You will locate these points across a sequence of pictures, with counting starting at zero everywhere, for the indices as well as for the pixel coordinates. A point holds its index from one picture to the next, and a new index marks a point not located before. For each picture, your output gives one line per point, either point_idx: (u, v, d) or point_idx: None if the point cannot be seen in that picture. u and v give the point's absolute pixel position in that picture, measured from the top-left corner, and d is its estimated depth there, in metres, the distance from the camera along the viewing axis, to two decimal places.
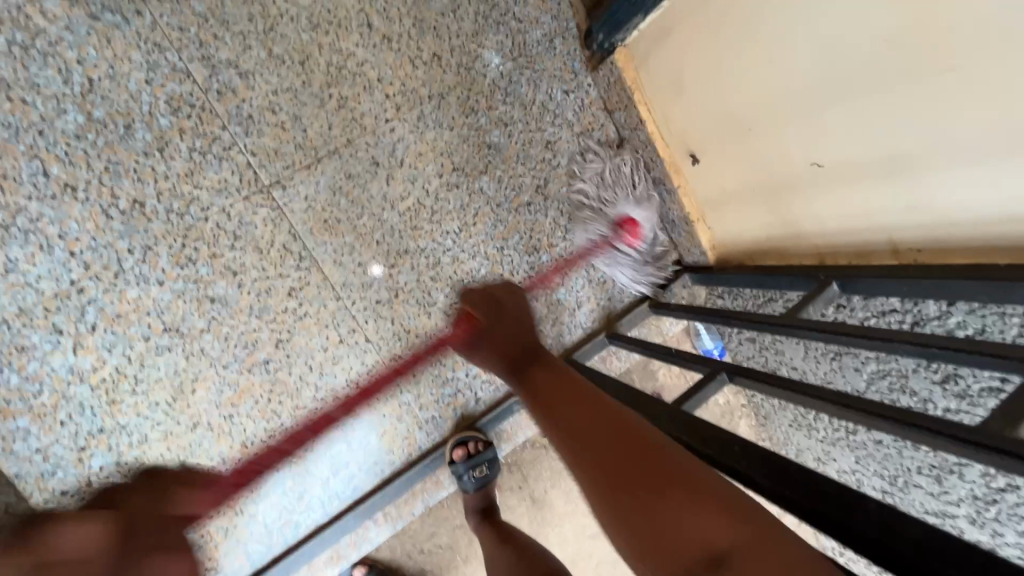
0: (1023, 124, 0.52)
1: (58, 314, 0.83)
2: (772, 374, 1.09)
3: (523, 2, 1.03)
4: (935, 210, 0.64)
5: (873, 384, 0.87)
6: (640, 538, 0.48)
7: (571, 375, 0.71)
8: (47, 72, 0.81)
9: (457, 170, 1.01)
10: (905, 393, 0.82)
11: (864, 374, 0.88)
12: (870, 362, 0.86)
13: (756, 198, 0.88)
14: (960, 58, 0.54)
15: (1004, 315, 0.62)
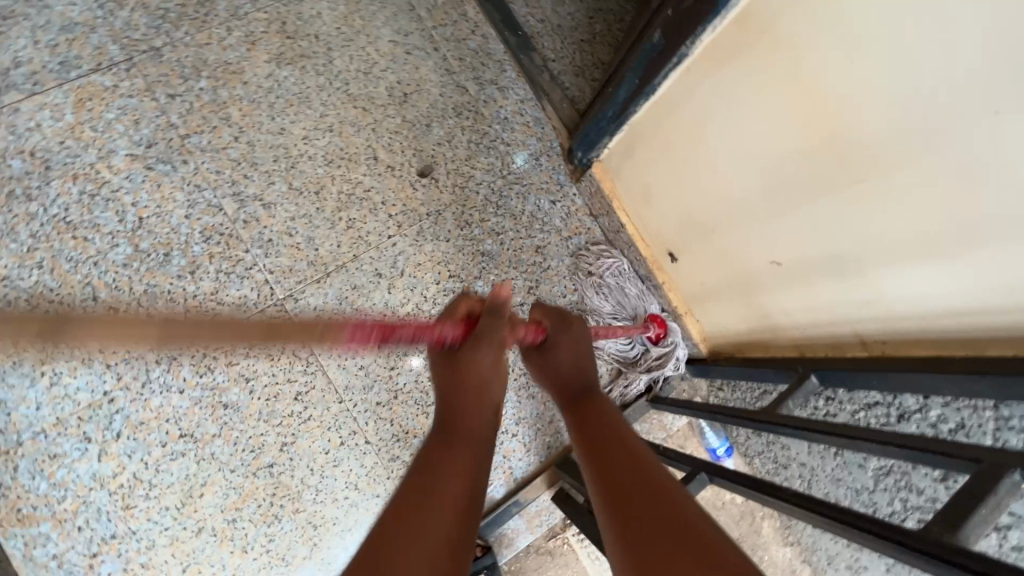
0: (937, 229, 0.57)
1: (90, 423, 0.92)
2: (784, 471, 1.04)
3: (510, 130, 1.18)
4: (887, 306, 0.66)
5: (881, 481, 0.84)
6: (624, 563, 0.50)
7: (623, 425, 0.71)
8: (108, 214, 0.98)
9: (452, 277, 1.10)
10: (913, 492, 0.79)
11: (870, 472, 0.85)
12: (874, 460, 0.84)
13: (731, 293, 0.91)
14: (869, 172, 0.60)
15: (977, 409, 0.62)
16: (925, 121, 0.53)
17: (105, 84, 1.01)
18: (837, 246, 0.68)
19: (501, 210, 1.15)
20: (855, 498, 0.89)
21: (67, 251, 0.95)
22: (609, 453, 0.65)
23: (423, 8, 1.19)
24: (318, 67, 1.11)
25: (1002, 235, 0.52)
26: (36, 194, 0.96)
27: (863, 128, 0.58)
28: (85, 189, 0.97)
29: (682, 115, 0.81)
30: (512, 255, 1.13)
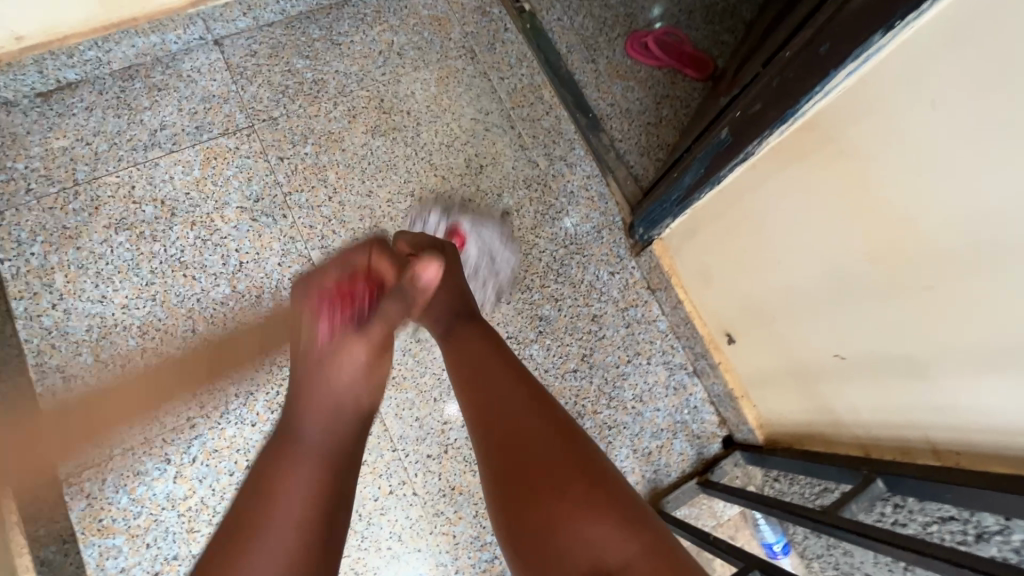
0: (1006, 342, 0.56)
1: (172, 445, 1.00)
2: None
3: (575, 203, 1.25)
4: (961, 414, 0.64)
5: None
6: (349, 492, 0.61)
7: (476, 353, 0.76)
8: (215, 257, 1.10)
9: (510, 338, 1.15)
10: None
11: None
12: None
13: (791, 382, 0.90)
14: (932, 278, 0.61)
15: None
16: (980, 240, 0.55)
17: (229, 146, 1.18)
18: (904, 347, 0.67)
19: (561, 277, 1.19)
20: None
21: (177, 287, 1.08)
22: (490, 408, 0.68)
23: (505, 91, 1.31)
24: (407, 138, 1.24)
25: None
26: (161, 237, 1.10)
27: (933, 239, 0.59)
28: (200, 234, 1.12)
29: (745, 206, 0.85)
30: (568, 322, 1.17)
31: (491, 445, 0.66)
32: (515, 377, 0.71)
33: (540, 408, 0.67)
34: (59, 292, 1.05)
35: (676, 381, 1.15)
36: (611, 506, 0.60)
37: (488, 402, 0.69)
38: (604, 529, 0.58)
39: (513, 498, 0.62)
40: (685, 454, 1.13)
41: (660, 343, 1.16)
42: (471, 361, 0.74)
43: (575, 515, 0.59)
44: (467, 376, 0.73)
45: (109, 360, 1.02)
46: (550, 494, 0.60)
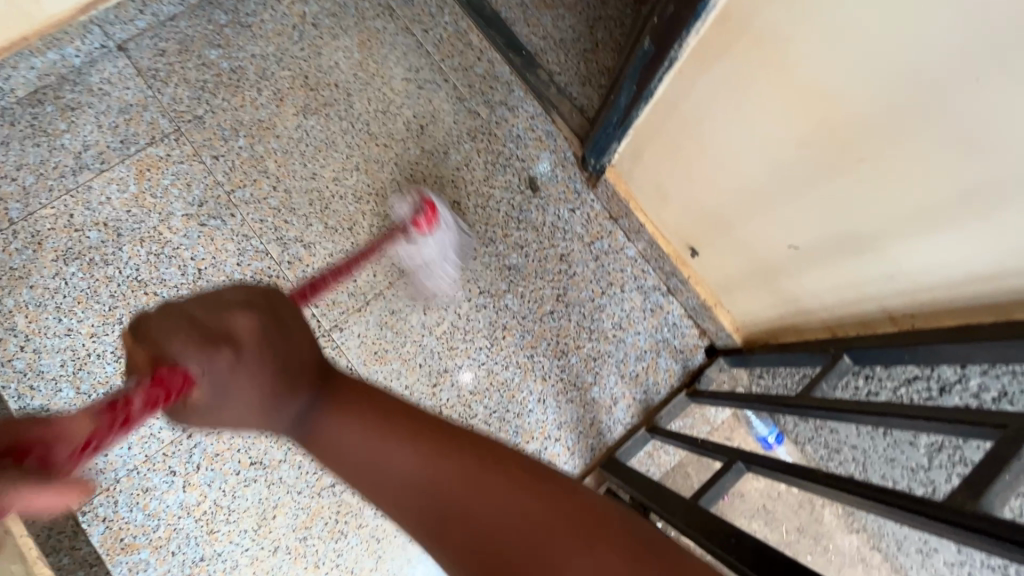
0: (941, 198, 0.57)
1: (174, 458, 1.02)
2: (836, 456, 1.01)
3: (523, 146, 1.23)
4: (910, 277, 0.66)
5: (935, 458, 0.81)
6: None
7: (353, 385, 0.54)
8: (171, 269, 1.09)
9: (483, 292, 1.15)
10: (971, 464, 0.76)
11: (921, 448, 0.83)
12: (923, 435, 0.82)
13: (756, 281, 0.92)
14: (863, 150, 0.61)
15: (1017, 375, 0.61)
16: (901, 100, 0.55)
17: (160, 154, 1.14)
18: (850, 224, 0.68)
19: (522, 224, 1.19)
20: (912, 477, 0.87)
21: (142, 306, 1.07)
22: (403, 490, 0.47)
23: (431, 43, 1.26)
24: (340, 112, 1.20)
25: (1009, 202, 0.53)
26: (111, 259, 1.08)
27: (860, 108, 0.59)
28: (151, 249, 1.10)
29: (683, 115, 0.83)
30: (538, 266, 1.17)
31: (432, 527, 0.44)
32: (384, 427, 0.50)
33: (450, 476, 0.45)
34: (24, 333, 1.04)
35: (652, 303, 1.17)
36: (607, 542, 0.40)
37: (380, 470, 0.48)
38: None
39: (451, 555, 0.42)
40: (672, 369, 1.16)
41: (631, 270, 1.17)
42: (364, 461, 0.48)
43: (563, 572, 0.38)
44: (362, 479, 0.48)
45: (92, 390, 1.03)
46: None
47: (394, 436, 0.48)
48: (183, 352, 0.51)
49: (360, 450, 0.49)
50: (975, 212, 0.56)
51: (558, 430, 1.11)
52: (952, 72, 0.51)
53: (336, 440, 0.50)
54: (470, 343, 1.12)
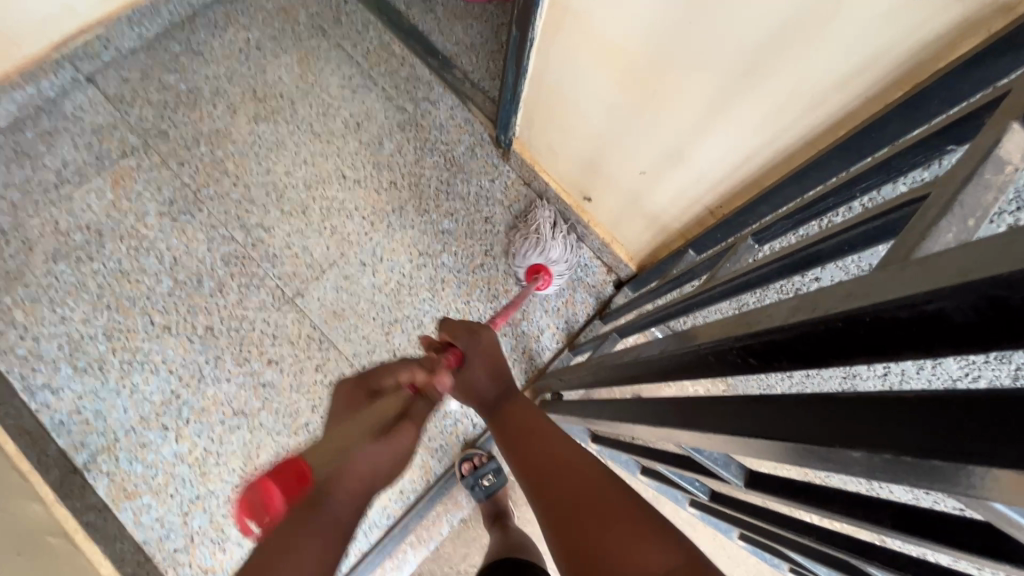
0: (698, 115, 0.82)
1: (166, 415, 1.18)
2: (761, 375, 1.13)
3: (446, 132, 1.46)
4: (704, 179, 0.90)
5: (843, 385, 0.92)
6: (558, 545, 0.62)
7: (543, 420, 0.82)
8: (150, 259, 1.27)
9: (422, 254, 1.36)
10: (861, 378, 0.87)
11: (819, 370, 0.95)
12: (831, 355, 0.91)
13: (629, 210, 1.16)
14: (651, 89, 0.86)
15: None
16: (656, 50, 0.80)
17: (131, 165, 1.32)
18: (664, 145, 0.92)
19: (451, 195, 1.41)
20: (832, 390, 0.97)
21: (126, 292, 1.24)
22: (553, 473, 0.70)
23: (360, 55, 1.49)
24: (286, 117, 1.41)
25: (725, 110, 0.76)
26: (96, 256, 1.25)
27: (639, 60, 0.84)
28: (131, 244, 1.27)
29: (553, 84, 1.07)
30: (467, 229, 1.39)
31: (555, 504, 0.66)
32: (557, 438, 0.76)
33: (582, 458, 0.71)
34: (22, 325, 1.19)
35: (566, 250, 1.40)
36: (651, 534, 0.57)
37: (545, 465, 0.72)
38: (660, 562, 0.54)
39: (555, 521, 0.64)
40: (587, 301, 1.38)
41: (545, 225, 1.41)
42: (548, 451, 0.74)
43: (617, 546, 0.56)
44: (525, 454, 0.76)
45: (87, 366, 1.19)
46: (598, 534, 0.59)
47: (558, 441, 0.75)
48: (471, 365, 0.88)
49: (516, 444, 0.78)
50: (722, 114, 0.77)
51: None
52: (666, 27, 0.75)
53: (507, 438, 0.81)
54: (415, 296, 1.33)
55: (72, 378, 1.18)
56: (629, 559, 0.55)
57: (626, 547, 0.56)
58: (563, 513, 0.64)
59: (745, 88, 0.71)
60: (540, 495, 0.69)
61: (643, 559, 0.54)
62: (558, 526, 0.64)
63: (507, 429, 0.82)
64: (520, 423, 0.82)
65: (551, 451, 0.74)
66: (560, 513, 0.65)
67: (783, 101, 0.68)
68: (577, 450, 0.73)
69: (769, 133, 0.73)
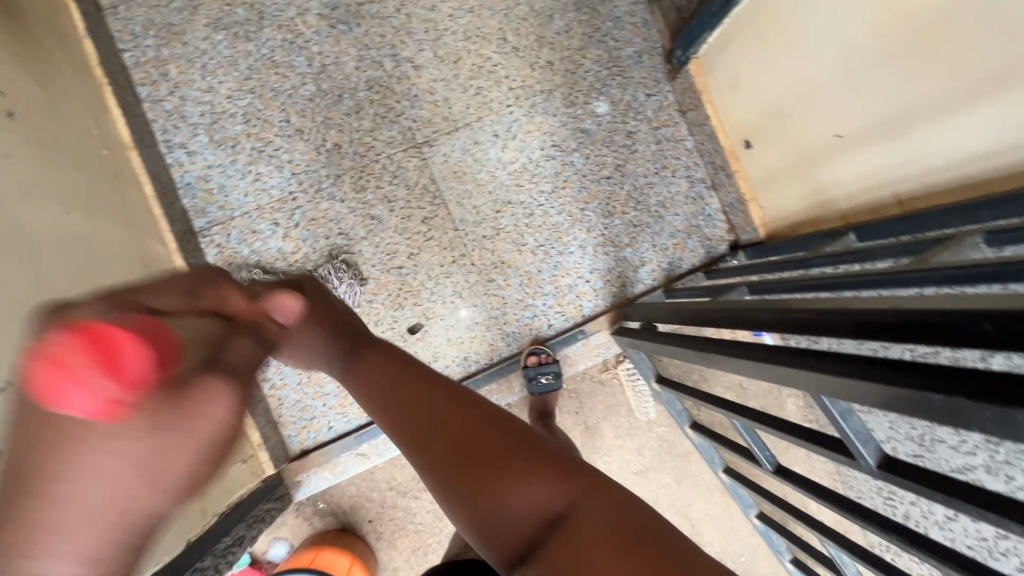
0: (952, 86, 0.72)
1: (280, 213, 1.23)
2: None
3: (621, 28, 1.35)
4: (920, 160, 0.81)
5: None
6: (467, 507, 0.54)
7: (372, 339, 0.80)
8: (301, 58, 1.26)
9: (555, 146, 1.32)
10: None
11: None
12: None
13: (796, 170, 1.08)
14: (911, 42, 0.75)
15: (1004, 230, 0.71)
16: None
17: None
18: (888, 109, 0.83)
19: (602, 96, 1.34)
20: None
21: (272, 83, 1.25)
22: (432, 407, 0.62)
23: None
24: None
25: (991, 90, 0.67)
26: (253, 37, 1.25)
27: (911, 4, 0.73)
28: (287, 37, 1.26)
29: (783, 0, 0.95)
30: (606, 136, 1.33)
31: (440, 458, 0.57)
32: (401, 364, 0.72)
33: (442, 394, 0.64)
34: (173, 81, 1.22)
35: (696, 192, 1.33)
36: (538, 469, 0.54)
37: (413, 395, 0.65)
38: (552, 494, 0.52)
39: (442, 444, 0.58)
40: (697, 251, 1.33)
41: (685, 159, 1.33)
42: (415, 387, 0.66)
43: (519, 480, 0.53)
44: (383, 387, 0.68)
45: (222, 141, 1.23)
46: (488, 463, 0.55)
47: (399, 369, 0.71)
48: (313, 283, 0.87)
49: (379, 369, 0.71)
50: (986, 98, 0.68)
51: (589, 273, 1.31)
52: None
53: (388, 417, 0.64)
54: (535, 186, 1.31)
55: (207, 147, 1.23)
56: (520, 501, 0.52)
57: (519, 491, 0.52)
58: (445, 446, 0.58)
59: None
60: (408, 408, 0.63)
61: (547, 500, 0.51)
62: (445, 459, 0.57)
63: (359, 348, 0.77)
64: (355, 339, 0.78)
65: (409, 383, 0.67)
66: (453, 441, 0.58)
67: None
68: (448, 390, 0.65)
69: None
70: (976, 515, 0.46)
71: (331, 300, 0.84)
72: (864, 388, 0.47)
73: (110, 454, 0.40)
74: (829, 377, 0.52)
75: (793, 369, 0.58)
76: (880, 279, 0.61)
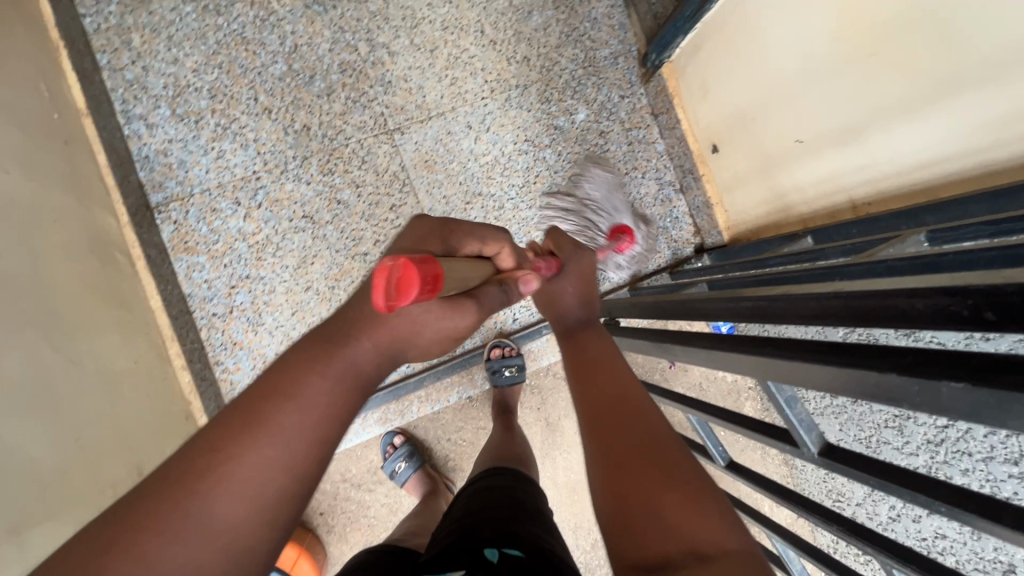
0: (906, 93, 0.75)
1: (242, 191, 1.20)
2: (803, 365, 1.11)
3: (597, 29, 1.36)
4: (875, 165, 0.84)
5: None
6: (616, 523, 0.53)
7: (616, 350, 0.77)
8: (272, 36, 1.23)
9: (528, 141, 1.32)
10: None
11: None
12: None
13: (760, 175, 1.11)
14: (869, 49, 0.78)
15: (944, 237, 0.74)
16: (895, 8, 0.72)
17: None
18: (847, 115, 0.85)
19: (576, 95, 1.35)
20: None
21: (240, 60, 1.22)
22: (611, 419, 0.63)
23: None
24: None
25: (942, 98, 0.70)
26: (223, 12, 1.22)
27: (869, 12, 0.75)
28: (258, 14, 1.23)
29: (751, 6, 0.97)
30: (579, 134, 1.34)
31: (610, 470, 0.57)
32: (612, 365, 0.72)
33: (637, 411, 0.63)
34: (136, 50, 1.18)
35: (664, 195, 1.35)
36: (701, 502, 0.52)
37: (598, 403, 0.66)
38: (706, 526, 0.50)
39: (619, 458, 0.58)
40: (663, 253, 1.36)
41: (655, 162, 1.35)
42: (604, 393, 0.67)
43: (674, 510, 0.51)
44: (584, 386, 0.70)
45: (185, 115, 1.19)
46: (654, 481, 0.54)
47: (609, 370, 0.71)
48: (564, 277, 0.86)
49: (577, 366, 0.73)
50: (938, 105, 0.71)
51: None
52: None
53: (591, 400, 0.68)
54: (506, 179, 1.31)
55: (168, 120, 1.19)
56: (681, 530, 0.50)
57: (678, 516, 0.51)
58: (619, 459, 0.58)
59: (981, 86, 0.65)
60: (597, 416, 0.64)
61: (704, 533, 0.49)
62: (617, 473, 0.57)
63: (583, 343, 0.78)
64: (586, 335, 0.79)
65: (607, 391, 0.67)
66: (627, 456, 0.58)
67: (1020, 112, 0.61)
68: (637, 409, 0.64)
69: (981, 138, 0.67)
70: (908, 498, 0.47)
71: (587, 275, 0.89)
72: (804, 370, 0.48)
73: (298, 409, 0.47)
74: (775, 362, 0.53)
75: (742, 355, 0.58)
76: (826, 269, 0.63)
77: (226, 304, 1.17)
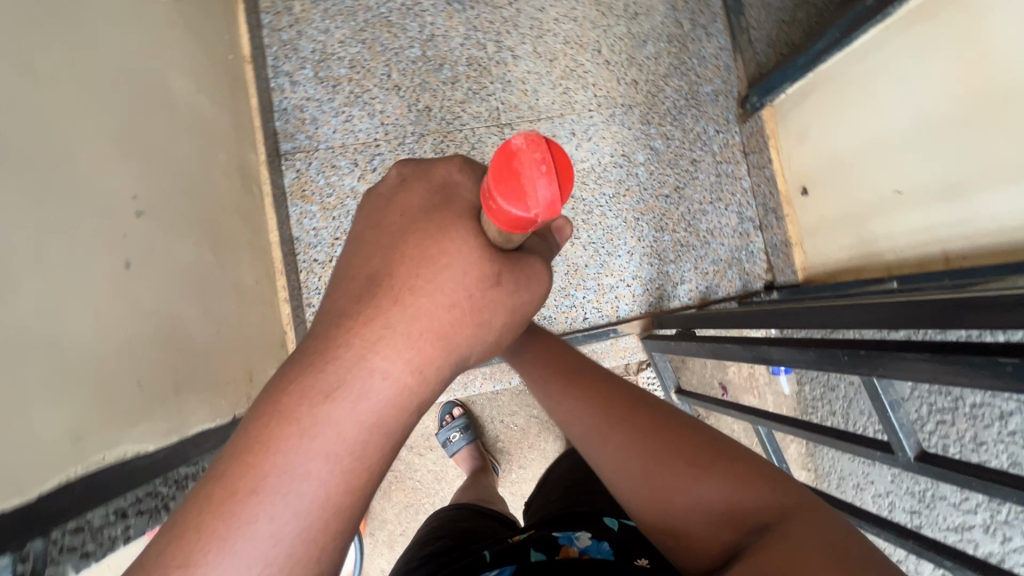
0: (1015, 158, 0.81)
1: (361, 155, 1.30)
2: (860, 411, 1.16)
3: (704, 66, 1.45)
4: (974, 221, 0.89)
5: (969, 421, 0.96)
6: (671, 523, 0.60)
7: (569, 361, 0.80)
8: (414, 24, 1.36)
9: (624, 156, 1.41)
10: (999, 421, 0.90)
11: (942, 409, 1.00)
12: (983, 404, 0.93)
13: (850, 220, 1.17)
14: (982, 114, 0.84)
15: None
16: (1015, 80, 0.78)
17: None
18: (950, 173, 0.92)
19: (675, 122, 1.43)
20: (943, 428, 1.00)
21: (382, 39, 1.34)
22: (608, 433, 0.68)
23: None
24: None
25: None
26: None
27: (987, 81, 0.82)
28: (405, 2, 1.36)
29: (868, 63, 1.05)
30: (672, 158, 1.42)
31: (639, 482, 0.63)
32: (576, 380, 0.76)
33: (620, 412, 0.69)
34: (294, 16, 1.32)
35: (743, 228, 1.41)
36: (733, 472, 0.58)
37: (589, 426, 0.70)
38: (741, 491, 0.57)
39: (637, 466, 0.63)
40: (734, 282, 1.40)
41: (739, 197, 1.42)
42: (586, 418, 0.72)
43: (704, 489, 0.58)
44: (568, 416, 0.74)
45: (324, 79, 1.31)
46: (673, 474, 0.60)
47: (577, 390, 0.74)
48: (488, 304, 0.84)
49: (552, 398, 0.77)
50: None
51: (631, 278, 1.38)
52: None
53: (579, 421, 0.72)
54: (598, 188, 1.39)
55: (309, 81, 1.31)
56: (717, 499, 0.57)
57: (714, 492, 0.58)
58: (636, 465, 0.64)
59: None
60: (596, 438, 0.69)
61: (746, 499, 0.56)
62: (642, 474, 0.63)
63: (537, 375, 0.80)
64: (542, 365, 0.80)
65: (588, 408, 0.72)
66: (640, 461, 0.63)
67: None
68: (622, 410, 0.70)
69: None
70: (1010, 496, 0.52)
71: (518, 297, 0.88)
72: (926, 362, 0.54)
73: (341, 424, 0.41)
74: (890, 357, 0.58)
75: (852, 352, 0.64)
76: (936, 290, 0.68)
77: (327, 254, 1.26)
